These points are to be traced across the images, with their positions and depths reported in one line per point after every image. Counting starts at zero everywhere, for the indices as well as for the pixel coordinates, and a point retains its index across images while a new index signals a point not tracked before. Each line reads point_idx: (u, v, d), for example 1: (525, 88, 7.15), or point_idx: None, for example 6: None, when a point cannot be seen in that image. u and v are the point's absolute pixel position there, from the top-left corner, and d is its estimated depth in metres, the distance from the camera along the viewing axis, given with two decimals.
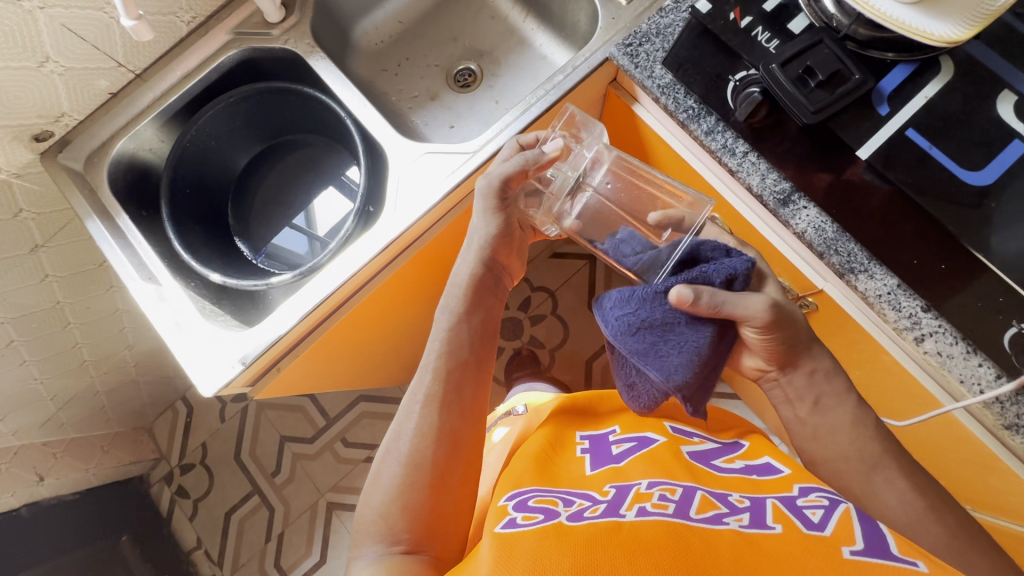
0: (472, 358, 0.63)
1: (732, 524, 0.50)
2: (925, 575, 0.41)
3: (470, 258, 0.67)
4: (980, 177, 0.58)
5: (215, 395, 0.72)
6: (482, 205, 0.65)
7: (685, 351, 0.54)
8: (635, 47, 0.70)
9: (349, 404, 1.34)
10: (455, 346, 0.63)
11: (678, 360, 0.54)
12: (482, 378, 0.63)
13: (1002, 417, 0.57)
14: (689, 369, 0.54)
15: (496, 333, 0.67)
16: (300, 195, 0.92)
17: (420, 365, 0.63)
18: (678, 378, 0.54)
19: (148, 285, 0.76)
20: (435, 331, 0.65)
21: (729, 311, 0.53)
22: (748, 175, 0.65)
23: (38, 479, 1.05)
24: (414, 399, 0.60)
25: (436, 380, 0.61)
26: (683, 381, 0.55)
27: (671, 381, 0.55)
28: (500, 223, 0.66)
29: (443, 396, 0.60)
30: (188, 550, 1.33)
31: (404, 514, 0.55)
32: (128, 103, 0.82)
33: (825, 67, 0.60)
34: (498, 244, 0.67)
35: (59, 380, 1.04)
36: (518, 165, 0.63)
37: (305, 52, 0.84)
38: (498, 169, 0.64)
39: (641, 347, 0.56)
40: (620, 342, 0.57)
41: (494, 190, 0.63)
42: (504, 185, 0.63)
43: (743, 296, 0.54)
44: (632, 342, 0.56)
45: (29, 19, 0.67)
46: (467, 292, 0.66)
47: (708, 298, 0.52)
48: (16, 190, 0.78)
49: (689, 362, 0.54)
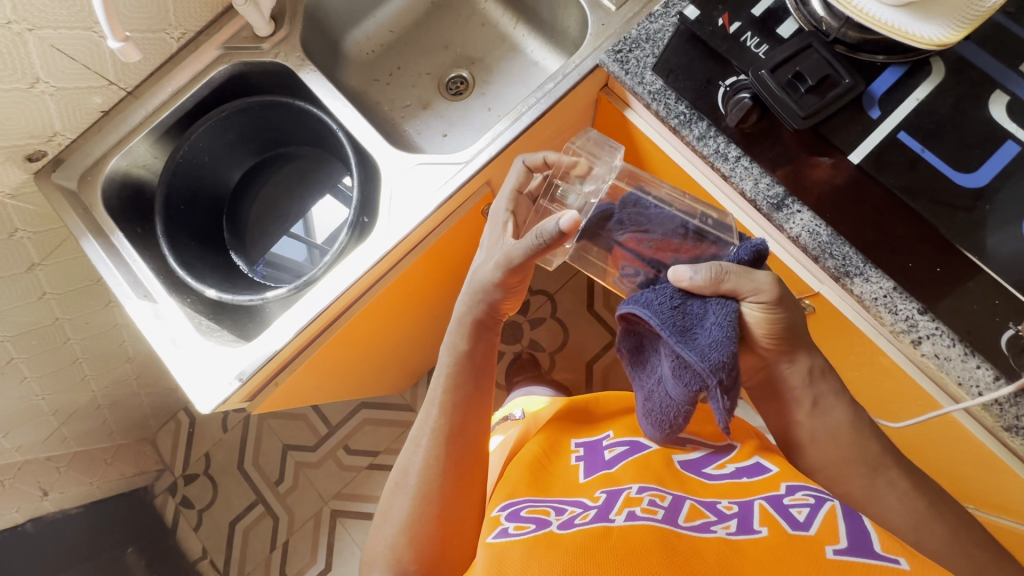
0: (471, 379, 0.63)
1: (719, 532, 0.50)
2: (907, 572, 0.42)
3: (469, 300, 0.64)
4: (974, 179, 0.58)
5: (212, 412, 0.72)
6: (494, 277, 0.60)
7: (724, 332, 0.47)
8: (625, 54, 0.70)
9: (350, 411, 1.35)
10: (459, 369, 0.63)
11: (717, 337, 0.47)
12: (484, 394, 0.64)
13: (1001, 419, 0.57)
14: (730, 350, 0.46)
15: (492, 363, 0.66)
16: (294, 205, 0.92)
17: (426, 399, 0.64)
18: (715, 357, 0.46)
19: (143, 303, 0.76)
20: (440, 365, 0.65)
21: (731, 285, 0.50)
22: (741, 180, 0.64)
23: (42, 495, 1.05)
24: (423, 432, 0.62)
25: (443, 408, 0.62)
26: (719, 360, 0.46)
27: (708, 358, 0.46)
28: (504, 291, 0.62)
29: (448, 422, 0.61)
30: (194, 559, 1.34)
31: (412, 546, 0.55)
32: (120, 120, 0.82)
33: (814, 72, 0.60)
34: (505, 299, 0.63)
35: (61, 396, 1.05)
36: (536, 246, 0.55)
37: (296, 65, 0.84)
38: (512, 246, 0.58)
39: (676, 324, 0.48)
40: (653, 317, 0.49)
41: (510, 270, 0.58)
42: (523, 264, 0.58)
43: (748, 272, 0.50)
44: (667, 317, 0.49)
45: (17, 40, 0.67)
46: (470, 332, 0.64)
47: (708, 269, 0.50)
48: (11, 210, 0.78)
49: (726, 343, 0.47)
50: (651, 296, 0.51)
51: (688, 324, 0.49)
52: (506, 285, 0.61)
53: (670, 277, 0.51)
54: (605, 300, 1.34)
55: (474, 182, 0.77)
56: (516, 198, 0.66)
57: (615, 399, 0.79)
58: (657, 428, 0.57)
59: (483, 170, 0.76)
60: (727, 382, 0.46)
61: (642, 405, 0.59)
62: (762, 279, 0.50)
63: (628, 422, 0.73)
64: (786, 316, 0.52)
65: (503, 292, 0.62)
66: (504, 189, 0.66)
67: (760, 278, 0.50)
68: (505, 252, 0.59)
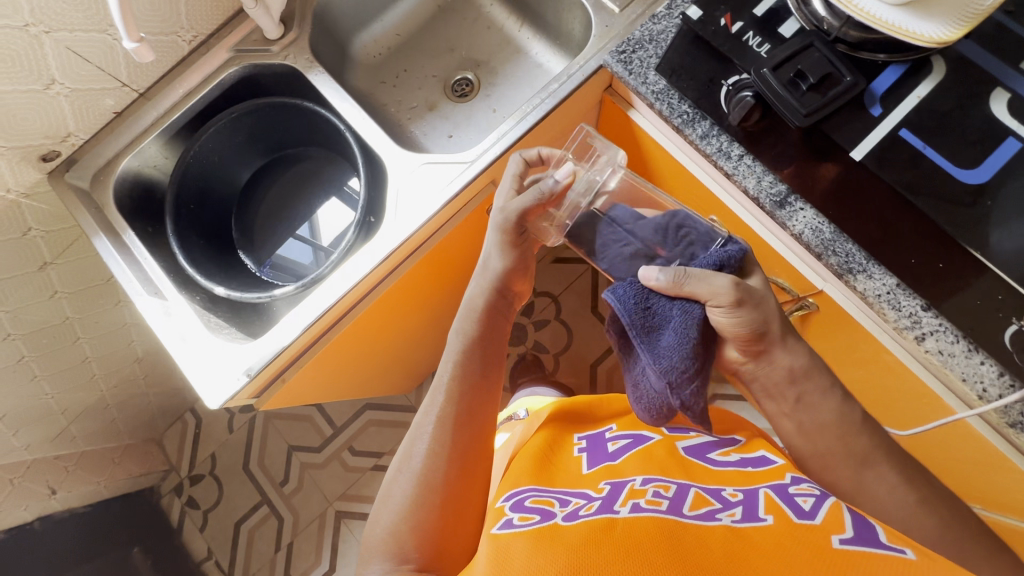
0: (480, 366, 0.64)
1: (724, 519, 0.50)
2: (914, 561, 0.42)
3: (482, 284, 0.67)
4: (975, 175, 0.59)
5: (221, 407, 0.73)
6: (497, 240, 0.64)
7: (685, 339, 0.52)
8: (629, 54, 0.71)
9: (356, 412, 1.35)
10: (467, 359, 0.64)
11: (676, 345, 0.52)
12: (490, 385, 0.64)
13: (1005, 415, 0.57)
14: (684, 356, 0.52)
15: (502, 352, 0.67)
16: (302, 206, 0.93)
17: (433, 386, 0.63)
18: (669, 362, 0.52)
19: (153, 299, 0.78)
20: (449, 352, 0.65)
21: (690, 291, 0.53)
22: (744, 178, 0.65)
23: (50, 493, 1.07)
24: (427, 420, 0.61)
25: (449, 396, 0.62)
26: (669, 363, 0.52)
27: (663, 362, 0.52)
28: (513, 258, 0.65)
29: (455, 411, 0.61)
30: (199, 560, 1.34)
31: (415, 532, 0.55)
32: (133, 121, 0.84)
33: (816, 69, 0.61)
34: (512, 276, 0.66)
35: (70, 394, 1.06)
36: (535, 199, 0.61)
37: (304, 67, 0.85)
38: (510, 202, 0.63)
39: (643, 325, 0.54)
40: (622, 313, 0.54)
41: (507, 224, 0.62)
42: (520, 219, 0.62)
43: (706, 275, 0.53)
44: (634, 316, 0.54)
45: (35, 43, 0.69)
46: (481, 317, 0.66)
47: (669, 271, 0.54)
48: (25, 209, 0.80)
49: (683, 350, 0.52)
50: (624, 288, 0.55)
51: (654, 322, 0.54)
52: (508, 245, 0.64)
53: (641, 278, 0.55)
54: None
55: (480, 181, 0.78)
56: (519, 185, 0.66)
57: (617, 400, 0.79)
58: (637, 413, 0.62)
59: (490, 169, 0.77)
60: (678, 384, 0.52)
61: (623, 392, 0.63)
62: (722, 281, 0.52)
63: (631, 418, 0.74)
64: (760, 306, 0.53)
65: (511, 257, 0.65)
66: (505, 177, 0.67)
67: (717, 279, 0.52)
68: (503, 211, 0.63)
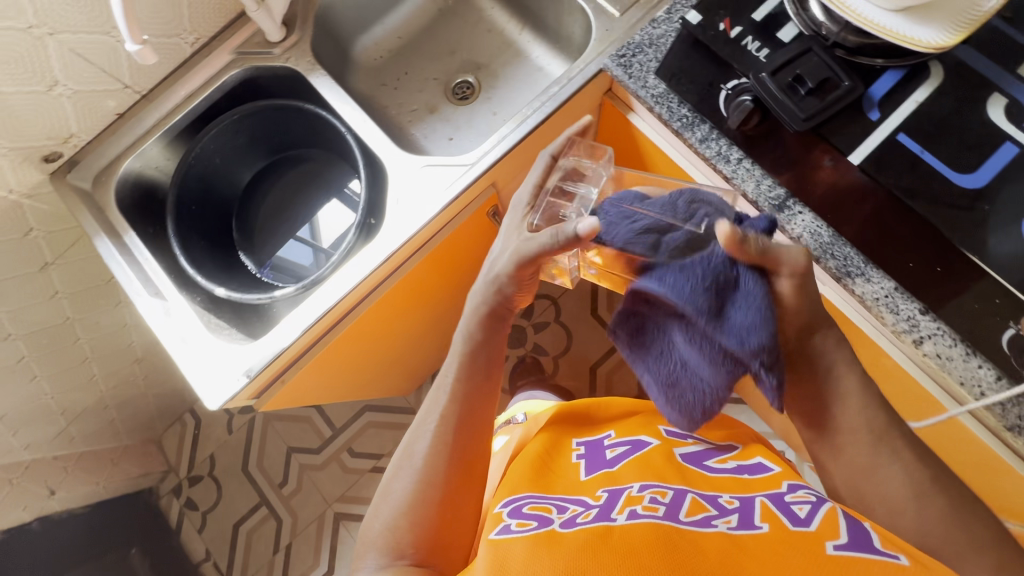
0: (482, 369, 0.63)
1: (720, 526, 0.50)
2: (907, 569, 0.42)
3: (485, 289, 0.63)
4: (973, 180, 0.59)
5: (221, 408, 0.73)
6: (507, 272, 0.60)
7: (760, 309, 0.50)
8: (629, 58, 0.71)
9: (355, 414, 1.35)
10: (472, 360, 0.63)
11: (755, 317, 0.49)
12: (491, 389, 0.64)
13: (1003, 419, 0.57)
14: (766, 327, 0.49)
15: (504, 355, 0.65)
16: (302, 208, 0.94)
17: (436, 385, 0.64)
18: (755, 338, 0.49)
19: (154, 300, 0.78)
20: (453, 355, 0.65)
21: (775, 257, 0.52)
22: (743, 182, 0.65)
23: (50, 493, 1.07)
24: (430, 419, 0.62)
25: (453, 397, 0.62)
26: (759, 338, 0.49)
27: (748, 338, 0.49)
28: (515, 286, 0.61)
29: (459, 412, 0.61)
30: (197, 561, 1.34)
31: (412, 529, 0.55)
32: (134, 122, 0.84)
33: (814, 74, 0.61)
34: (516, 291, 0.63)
35: (69, 394, 1.06)
36: (549, 247, 0.56)
37: (305, 69, 0.86)
38: (525, 242, 0.58)
39: (713, 307, 0.50)
40: (691, 300, 0.50)
41: (521, 264, 0.58)
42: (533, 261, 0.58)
43: (785, 247, 0.53)
44: (702, 299, 0.50)
45: (38, 45, 0.69)
46: (483, 321, 0.64)
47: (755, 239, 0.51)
48: (27, 210, 0.80)
49: (763, 320, 0.49)
50: (679, 276, 0.51)
51: (721, 301, 0.50)
52: (518, 279, 0.60)
53: (722, 236, 0.49)
54: (609, 304, 1.34)
55: (480, 183, 0.78)
56: (539, 193, 0.65)
57: (615, 404, 0.79)
58: (678, 417, 0.57)
59: (489, 172, 0.78)
60: (768, 359, 0.49)
61: (656, 397, 0.58)
62: (794, 253, 0.53)
63: (630, 423, 0.74)
64: (807, 297, 0.54)
65: (515, 286, 0.61)
66: (526, 184, 0.65)
67: (791, 251, 0.53)
68: (517, 247, 0.59)
